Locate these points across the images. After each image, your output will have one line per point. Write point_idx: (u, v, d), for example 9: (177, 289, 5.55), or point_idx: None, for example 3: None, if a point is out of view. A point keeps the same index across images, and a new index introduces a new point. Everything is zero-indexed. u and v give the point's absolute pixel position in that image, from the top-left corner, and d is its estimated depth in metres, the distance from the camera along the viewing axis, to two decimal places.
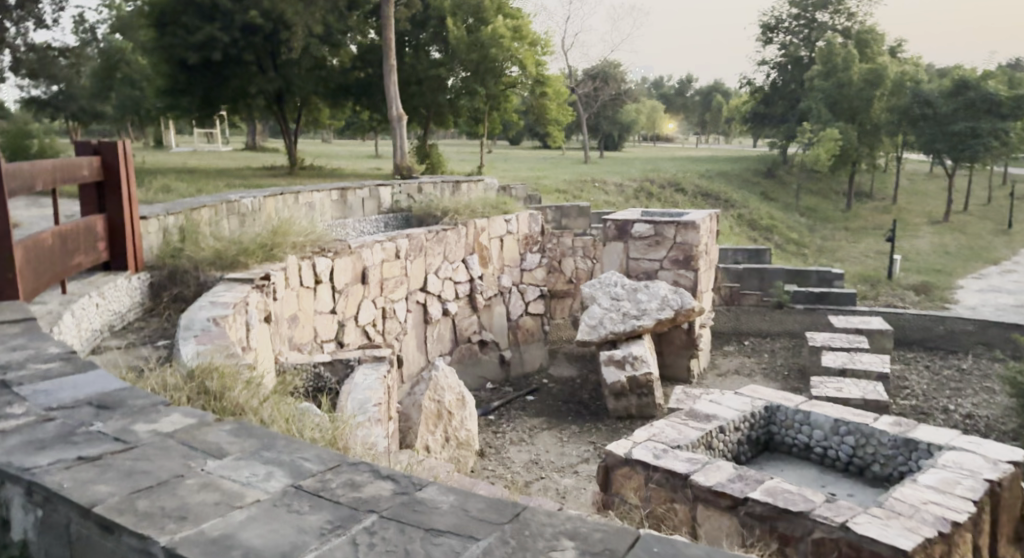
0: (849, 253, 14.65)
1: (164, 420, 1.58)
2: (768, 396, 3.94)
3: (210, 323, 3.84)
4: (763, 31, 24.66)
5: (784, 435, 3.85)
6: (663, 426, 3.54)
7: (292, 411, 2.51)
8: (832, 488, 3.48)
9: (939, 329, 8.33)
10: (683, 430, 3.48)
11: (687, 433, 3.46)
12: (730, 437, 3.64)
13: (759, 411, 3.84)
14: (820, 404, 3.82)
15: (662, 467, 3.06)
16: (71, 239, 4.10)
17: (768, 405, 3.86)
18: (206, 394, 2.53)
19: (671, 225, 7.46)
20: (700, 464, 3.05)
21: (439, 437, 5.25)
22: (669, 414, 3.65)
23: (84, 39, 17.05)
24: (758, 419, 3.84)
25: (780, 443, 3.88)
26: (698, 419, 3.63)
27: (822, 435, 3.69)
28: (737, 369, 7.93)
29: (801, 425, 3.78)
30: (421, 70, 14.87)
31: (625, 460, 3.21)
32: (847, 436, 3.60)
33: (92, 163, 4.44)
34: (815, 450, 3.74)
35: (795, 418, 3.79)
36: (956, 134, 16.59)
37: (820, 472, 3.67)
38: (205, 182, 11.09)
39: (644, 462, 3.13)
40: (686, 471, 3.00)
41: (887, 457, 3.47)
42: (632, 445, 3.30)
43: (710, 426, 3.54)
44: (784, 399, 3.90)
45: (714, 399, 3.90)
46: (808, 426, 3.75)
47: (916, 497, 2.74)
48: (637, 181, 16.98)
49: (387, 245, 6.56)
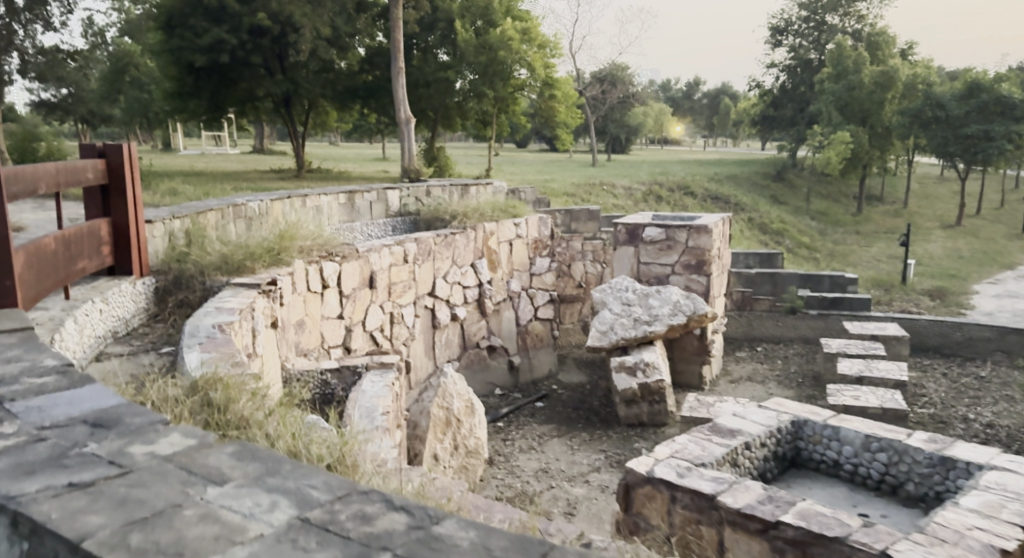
0: (861, 257, 14.48)
1: (162, 440, 1.47)
2: (793, 411, 3.83)
3: (215, 330, 3.75)
4: (773, 33, 24.50)
5: (812, 452, 3.73)
6: (685, 441, 3.43)
7: (299, 422, 2.43)
8: (865, 509, 3.35)
9: (956, 336, 8.18)
10: (706, 447, 3.37)
11: (711, 449, 3.35)
12: (756, 454, 3.52)
13: (786, 426, 3.72)
14: (849, 419, 3.70)
15: (687, 486, 2.95)
16: (75, 243, 4.02)
17: (794, 420, 3.75)
18: (209, 407, 2.44)
19: (683, 229, 7.35)
20: (727, 484, 2.94)
21: (447, 445, 5.14)
22: (692, 428, 3.54)
23: (93, 42, 17.04)
24: (784, 434, 3.72)
25: (807, 460, 3.76)
26: (722, 435, 3.52)
27: (852, 451, 3.57)
28: (751, 375, 7.79)
29: (830, 441, 3.66)
30: (429, 73, 14.79)
31: (647, 479, 3.10)
32: (879, 453, 3.48)
33: (97, 166, 4.34)
34: (844, 468, 3.62)
35: (823, 433, 3.68)
36: (969, 137, 16.43)
37: (850, 490, 3.55)
38: (211, 185, 11.02)
39: (668, 482, 3.02)
40: (712, 491, 2.89)
41: (922, 475, 3.34)
42: (654, 462, 3.19)
43: (736, 442, 3.42)
44: (811, 414, 3.79)
45: (738, 413, 3.78)
46: (837, 442, 3.63)
47: (960, 522, 2.62)
48: (646, 185, 16.86)
49: (395, 249, 6.46)
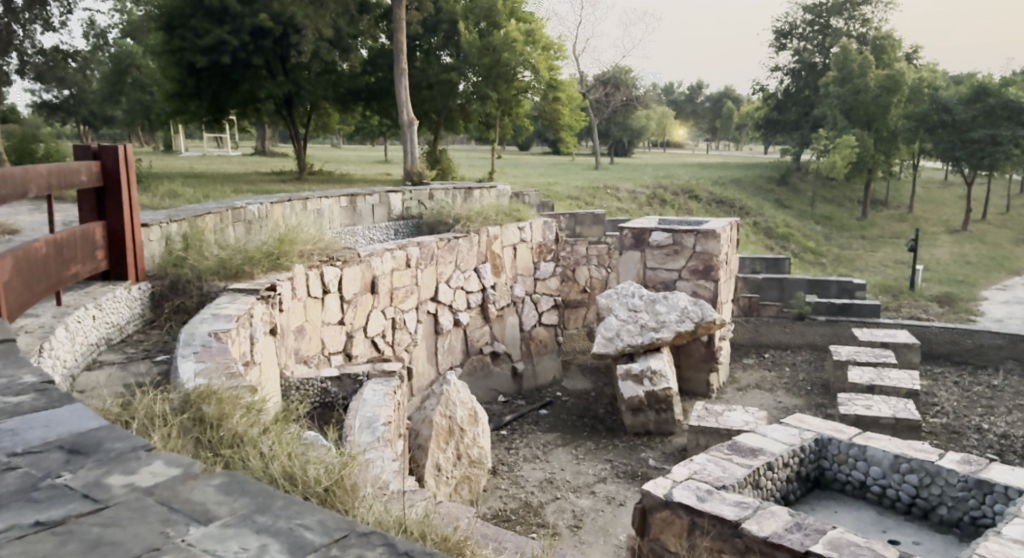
0: (867, 263, 14.36)
1: (143, 470, 1.33)
2: (816, 429, 3.70)
3: (211, 338, 3.62)
4: (777, 37, 24.40)
5: (838, 472, 3.60)
6: (704, 461, 3.29)
7: (295, 441, 2.30)
8: (895, 535, 3.22)
9: (967, 343, 8.03)
10: (727, 467, 3.24)
11: (732, 470, 3.22)
12: (779, 475, 3.39)
13: (810, 445, 3.60)
14: (876, 438, 3.57)
15: (709, 512, 2.81)
16: (67, 247, 3.89)
17: (817, 438, 3.63)
18: (201, 424, 2.33)
19: (691, 234, 7.21)
20: (751, 509, 2.80)
21: (449, 455, 5.01)
22: (710, 447, 3.41)
23: (95, 43, 16.99)
24: (807, 454, 3.59)
25: (831, 480, 3.64)
26: (743, 454, 3.39)
27: (880, 473, 3.44)
28: (758, 383, 7.65)
29: (856, 461, 3.53)
30: (432, 75, 14.68)
31: (665, 503, 2.97)
32: (909, 474, 3.34)
33: (91, 168, 4.22)
34: (871, 489, 3.49)
35: (849, 453, 3.55)
36: (976, 141, 16.26)
37: (879, 514, 3.42)
38: (212, 188, 10.94)
39: (687, 507, 2.89)
40: (736, 518, 2.76)
41: (956, 499, 3.21)
42: (673, 484, 3.06)
43: (757, 462, 3.29)
44: (834, 432, 3.66)
45: (759, 431, 3.66)
46: (863, 462, 3.50)
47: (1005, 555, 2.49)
48: (650, 188, 16.73)
49: (397, 253, 6.34)
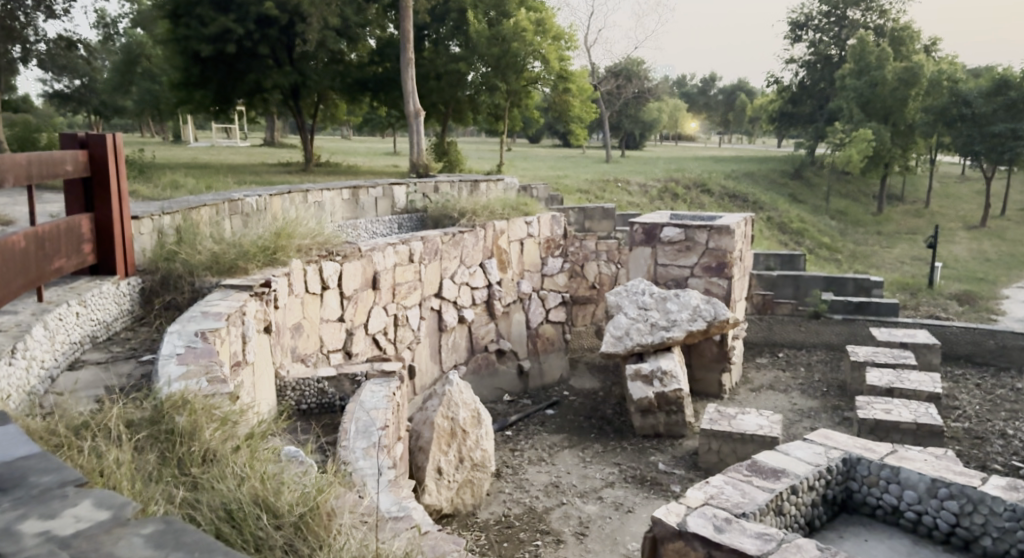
0: (883, 259, 14.06)
1: (66, 513, 1.12)
2: (844, 447, 3.50)
3: (198, 337, 3.42)
4: (792, 28, 23.99)
5: (867, 495, 3.38)
6: (721, 484, 3.08)
7: (272, 458, 2.10)
8: None
9: (989, 344, 7.76)
10: (747, 492, 3.02)
11: (752, 496, 3.00)
12: (804, 499, 3.17)
13: (837, 465, 3.38)
14: (909, 459, 3.36)
15: (728, 545, 2.61)
16: (49, 240, 3.71)
17: (845, 458, 3.42)
18: (171, 436, 2.15)
19: (704, 230, 6.98)
20: (774, 542, 2.59)
21: (451, 459, 4.81)
22: (728, 469, 3.20)
23: (105, 33, 16.93)
24: (835, 475, 3.38)
25: (860, 503, 3.41)
26: (764, 476, 3.18)
27: (915, 497, 3.22)
28: (772, 383, 7.42)
29: (888, 484, 3.31)
30: (440, 65, 14.37)
31: (678, 533, 2.75)
32: (948, 501, 3.13)
33: (77, 158, 4.03)
34: (905, 515, 3.26)
35: (881, 474, 3.34)
36: (996, 135, 15.85)
37: (914, 543, 3.19)
38: (216, 179, 10.77)
39: (703, 538, 2.67)
40: (757, 552, 2.54)
41: (1002, 530, 3.00)
42: (687, 511, 2.85)
43: (781, 486, 3.07)
44: (863, 451, 3.45)
45: (782, 450, 3.45)
46: (896, 485, 3.28)
47: None
48: (661, 181, 16.45)
49: (399, 248, 6.12)
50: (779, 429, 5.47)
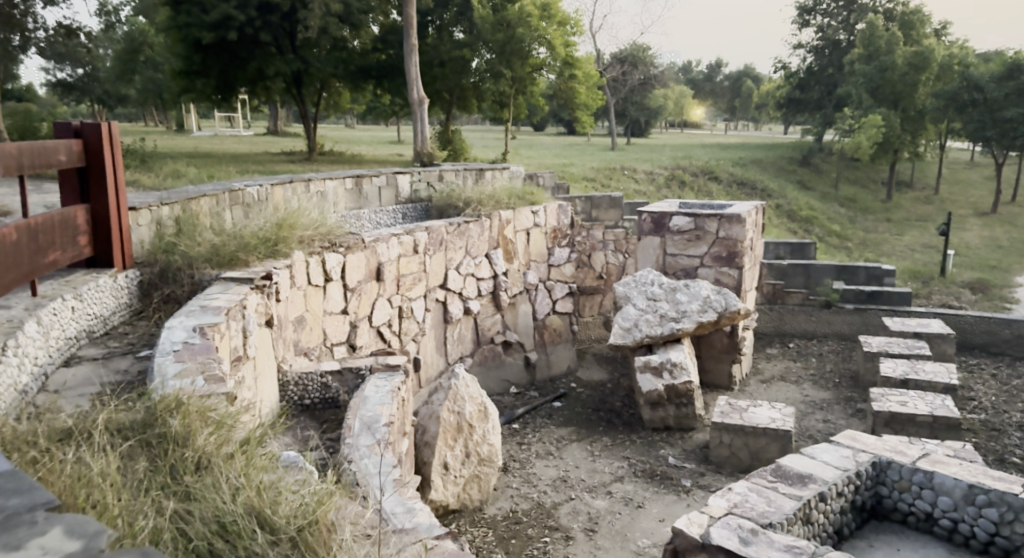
0: (893, 247, 13.90)
1: (32, 543, 1.00)
2: (874, 449, 3.41)
3: (195, 333, 3.29)
4: (800, 13, 23.70)
5: (898, 501, 3.29)
6: (745, 491, 2.97)
7: (268, 464, 2.01)
8: None
9: (1004, 333, 7.61)
10: (774, 500, 2.90)
11: (779, 504, 2.88)
12: (832, 506, 3.06)
13: (866, 470, 3.28)
14: (943, 463, 3.25)
15: None
16: (43, 233, 3.59)
17: (874, 461, 3.32)
18: (165, 442, 2.06)
19: (714, 218, 6.83)
20: (803, 554, 2.47)
21: (458, 454, 4.71)
22: (752, 475, 3.09)
23: (107, 21, 16.77)
24: (864, 480, 3.28)
25: (890, 510, 3.32)
26: (791, 482, 3.07)
27: (951, 504, 3.11)
28: (783, 375, 7.30)
29: (921, 489, 3.21)
30: (444, 51, 14.19)
31: (701, 546, 2.64)
32: (987, 508, 3.00)
33: (71, 147, 3.90)
34: (940, 523, 3.15)
35: (913, 479, 3.24)
36: (1007, 121, 15.59)
37: (949, 553, 3.08)
38: (218, 168, 10.66)
39: (728, 550, 2.56)
40: None
41: None
42: (710, 521, 2.73)
43: (808, 494, 2.96)
44: (894, 454, 3.35)
45: (808, 453, 3.36)
46: (930, 491, 3.18)
47: None
48: (668, 169, 16.28)
49: (404, 239, 6.00)
50: (793, 422, 5.34)
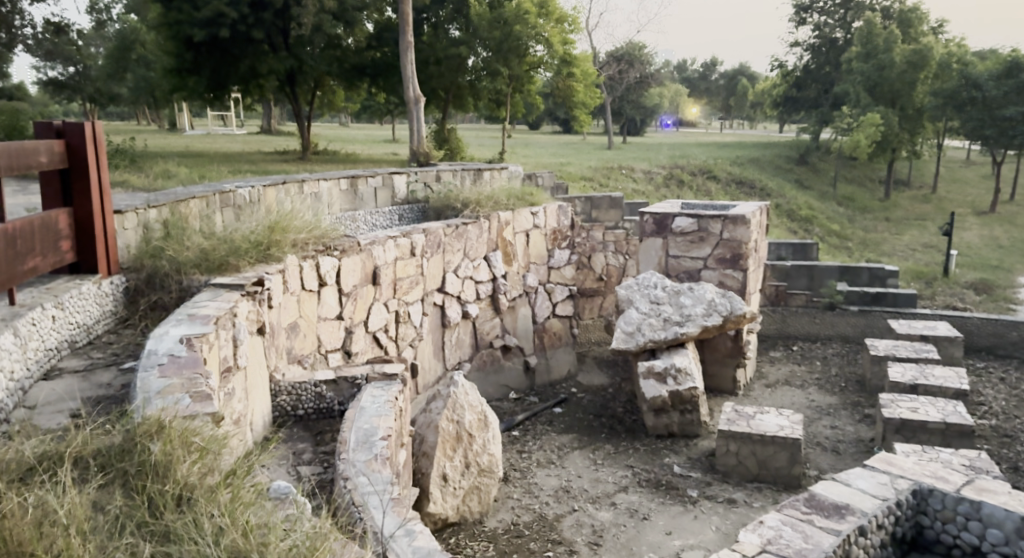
0: (894, 247, 13.79)
1: None
2: (913, 475, 3.28)
3: (181, 344, 3.09)
4: (797, 11, 23.56)
5: (940, 533, 3.15)
6: (779, 526, 2.82)
7: (256, 499, 1.86)
8: None
9: (1012, 336, 7.48)
10: (811, 535, 2.75)
11: (816, 539, 2.73)
12: (872, 539, 2.91)
13: (907, 499, 3.14)
14: (990, 492, 3.12)
15: None
16: (22, 238, 3.40)
17: (915, 489, 3.18)
18: (144, 473, 1.90)
19: (718, 220, 6.67)
20: None
21: (457, 464, 4.54)
22: (785, 506, 2.94)
23: (98, 18, 16.47)
24: (905, 510, 3.13)
25: (933, 542, 3.18)
26: (827, 514, 2.92)
27: (1002, 537, 2.97)
28: (788, 379, 7.14)
29: (967, 521, 3.08)
30: (440, 49, 13.89)
31: None
32: None
33: (53, 148, 3.71)
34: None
35: (957, 509, 3.11)
36: (1006, 119, 15.46)
37: None
38: (209, 168, 10.43)
39: None
40: None
41: None
42: None
43: (847, 528, 2.81)
44: (937, 481, 3.23)
45: (842, 480, 3.22)
46: (977, 522, 3.05)
47: None
48: (666, 168, 16.12)
49: (400, 241, 5.82)
50: (801, 430, 5.18)
